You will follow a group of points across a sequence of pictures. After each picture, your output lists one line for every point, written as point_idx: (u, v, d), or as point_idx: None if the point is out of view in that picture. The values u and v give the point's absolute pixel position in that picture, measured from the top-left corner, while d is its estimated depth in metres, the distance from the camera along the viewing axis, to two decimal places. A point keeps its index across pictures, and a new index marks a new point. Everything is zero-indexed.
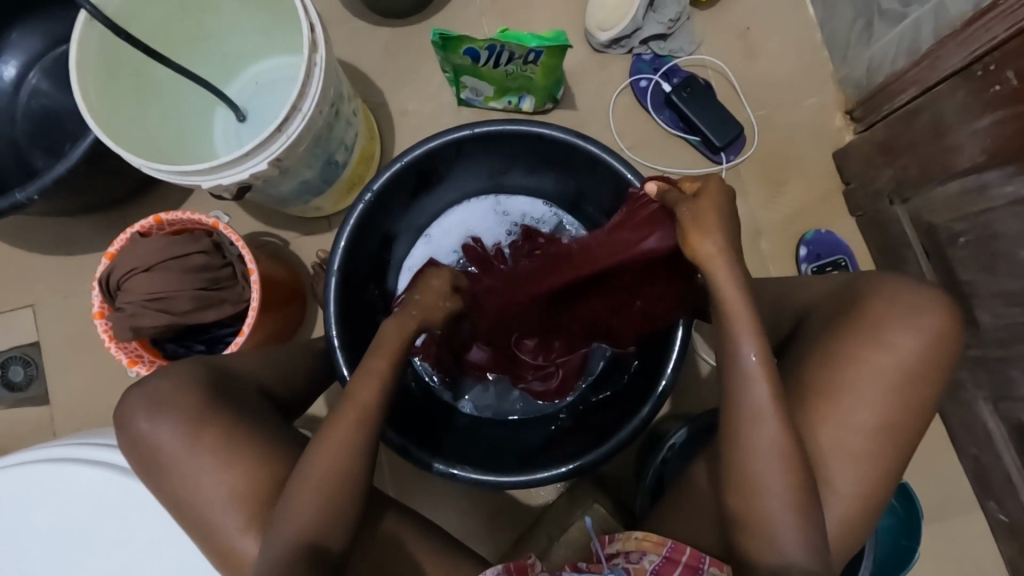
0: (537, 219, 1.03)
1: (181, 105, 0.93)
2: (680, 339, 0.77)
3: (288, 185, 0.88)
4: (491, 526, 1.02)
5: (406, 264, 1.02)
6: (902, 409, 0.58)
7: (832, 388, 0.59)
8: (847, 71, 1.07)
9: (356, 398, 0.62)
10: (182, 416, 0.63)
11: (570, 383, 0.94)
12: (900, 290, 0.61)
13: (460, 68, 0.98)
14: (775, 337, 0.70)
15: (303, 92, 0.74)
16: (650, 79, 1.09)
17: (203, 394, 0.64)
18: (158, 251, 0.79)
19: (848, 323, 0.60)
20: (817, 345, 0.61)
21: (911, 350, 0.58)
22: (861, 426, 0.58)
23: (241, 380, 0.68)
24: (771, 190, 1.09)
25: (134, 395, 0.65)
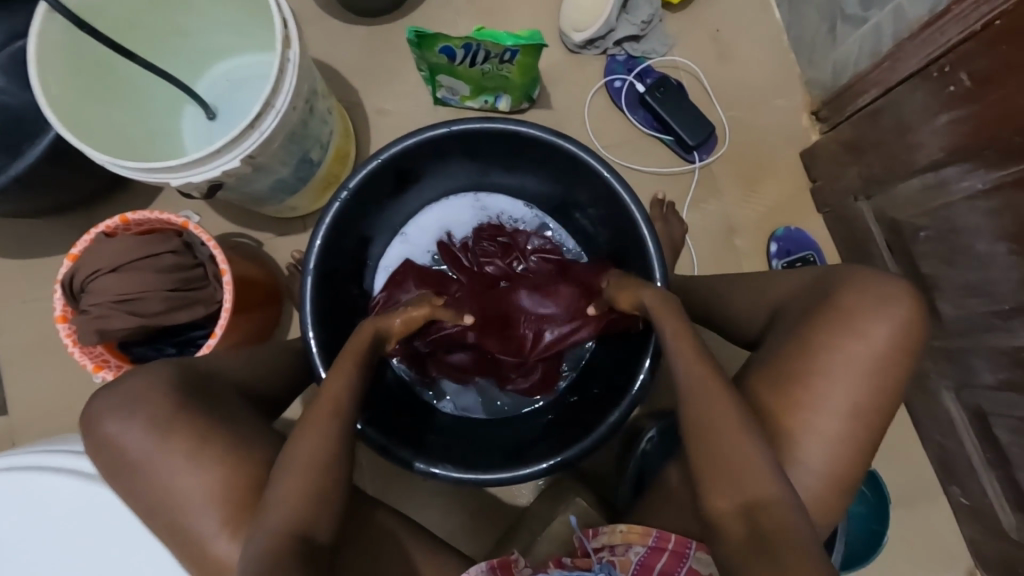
0: (517, 218, 1.03)
1: (147, 101, 0.90)
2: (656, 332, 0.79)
3: (261, 183, 0.86)
4: (474, 525, 1.01)
5: (382, 264, 1.01)
6: (875, 399, 0.60)
7: (809, 376, 0.61)
8: (813, 73, 1.11)
9: (324, 397, 0.65)
10: (152, 422, 0.61)
11: (551, 378, 0.95)
12: (871, 282, 0.63)
13: (437, 67, 0.98)
14: (750, 329, 0.72)
15: (276, 87, 0.73)
16: (624, 79, 1.11)
17: (174, 399, 0.61)
18: (124, 252, 0.76)
19: (819, 315, 0.62)
20: (792, 334, 0.63)
21: (883, 338, 0.60)
22: (836, 411, 0.60)
23: (215, 384, 0.66)
24: (742, 188, 1.12)
25: (102, 399, 0.63)
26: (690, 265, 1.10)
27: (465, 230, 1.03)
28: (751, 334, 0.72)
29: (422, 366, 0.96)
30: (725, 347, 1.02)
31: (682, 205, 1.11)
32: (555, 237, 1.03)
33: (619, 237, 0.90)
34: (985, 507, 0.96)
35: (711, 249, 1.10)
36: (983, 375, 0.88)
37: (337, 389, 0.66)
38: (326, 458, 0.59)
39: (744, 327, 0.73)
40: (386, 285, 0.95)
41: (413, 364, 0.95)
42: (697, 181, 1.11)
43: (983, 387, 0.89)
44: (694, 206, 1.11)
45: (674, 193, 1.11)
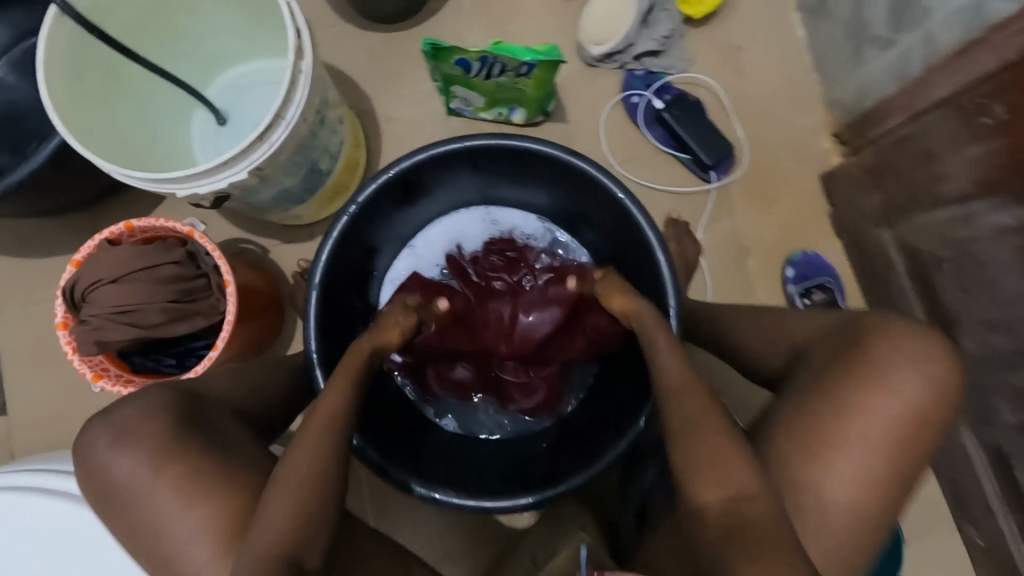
0: (528, 233, 1.00)
1: (155, 105, 0.89)
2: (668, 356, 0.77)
3: (268, 193, 0.84)
4: (473, 548, 0.99)
5: (388, 276, 0.99)
6: (901, 452, 0.56)
7: (834, 427, 0.57)
8: (835, 94, 1.08)
9: (316, 416, 0.61)
10: (145, 450, 0.59)
11: (556, 399, 0.92)
12: (905, 333, 0.59)
13: (451, 78, 0.96)
14: (770, 363, 0.69)
15: (287, 99, 0.71)
16: (642, 95, 1.09)
17: (167, 430, 0.59)
18: (127, 261, 0.75)
19: (843, 357, 0.59)
20: (811, 375, 0.61)
21: (917, 395, 0.56)
22: (860, 462, 0.56)
23: (213, 404, 0.65)
24: (759, 209, 1.09)
25: (97, 425, 0.61)
26: (703, 289, 1.06)
27: (474, 243, 1.01)
28: (768, 370, 0.70)
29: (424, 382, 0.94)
30: (735, 376, 1.00)
31: (696, 225, 1.08)
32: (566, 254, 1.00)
33: (631, 259, 0.88)
34: (1002, 550, 0.92)
35: (725, 271, 1.07)
36: (1005, 415, 0.85)
37: (330, 407, 0.61)
38: (319, 488, 0.57)
39: (761, 363, 0.70)
40: None
41: (415, 378, 0.94)
42: (713, 201, 1.09)
43: (1004, 427, 0.86)
44: (709, 226, 1.08)
45: (688, 212, 1.08)
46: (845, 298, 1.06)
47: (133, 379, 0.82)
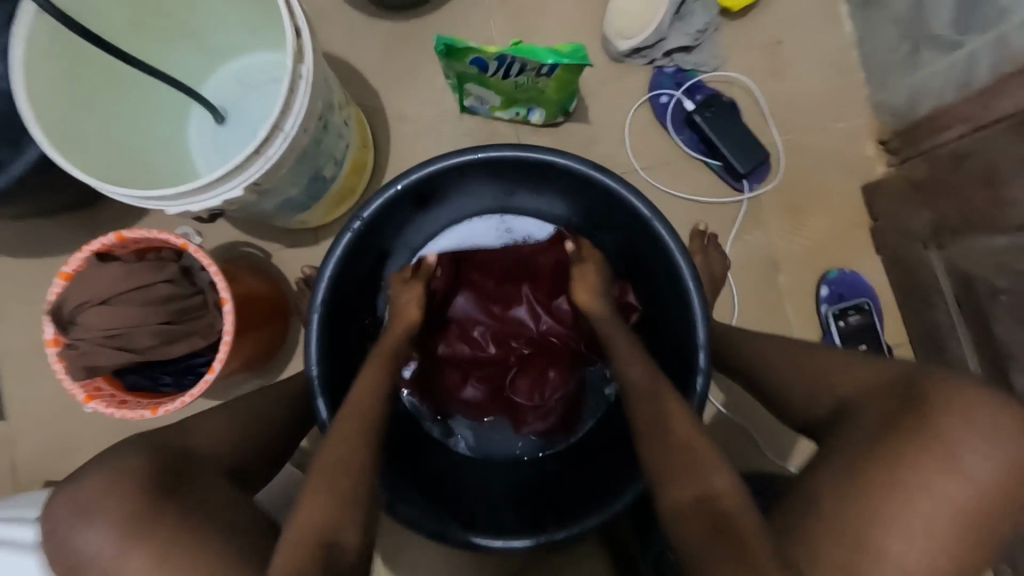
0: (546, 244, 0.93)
1: (148, 104, 0.82)
2: (699, 387, 0.71)
3: (269, 204, 0.78)
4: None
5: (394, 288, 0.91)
6: (969, 542, 0.49)
7: (896, 508, 0.49)
8: (884, 97, 0.99)
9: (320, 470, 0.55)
10: (114, 530, 0.50)
11: (570, 419, 0.88)
12: (975, 403, 0.52)
13: (466, 75, 0.88)
14: (816, 413, 0.62)
15: (286, 109, 0.64)
16: (672, 95, 1.00)
17: (142, 501, 0.50)
18: (117, 282, 0.69)
19: (904, 419, 0.53)
20: (864, 433, 0.55)
21: (988, 476, 0.50)
22: (927, 550, 0.48)
23: (200, 465, 0.56)
24: (795, 221, 1.01)
25: (58, 500, 0.51)
26: (730, 310, 0.99)
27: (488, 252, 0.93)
28: (811, 421, 0.63)
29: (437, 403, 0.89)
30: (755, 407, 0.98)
31: (725, 237, 1.01)
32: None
33: (658, 283, 0.81)
34: None
35: (754, 288, 1.00)
36: None
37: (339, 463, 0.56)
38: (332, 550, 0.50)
39: (802, 412, 0.64)
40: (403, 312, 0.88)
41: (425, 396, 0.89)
42: (745, 212, 1.01)
43: None
44: (739, 239, 1.01)
45: (718, 223, 1.01)
46: (883, 322, 0.99)
47: (127, 400, 0.77)
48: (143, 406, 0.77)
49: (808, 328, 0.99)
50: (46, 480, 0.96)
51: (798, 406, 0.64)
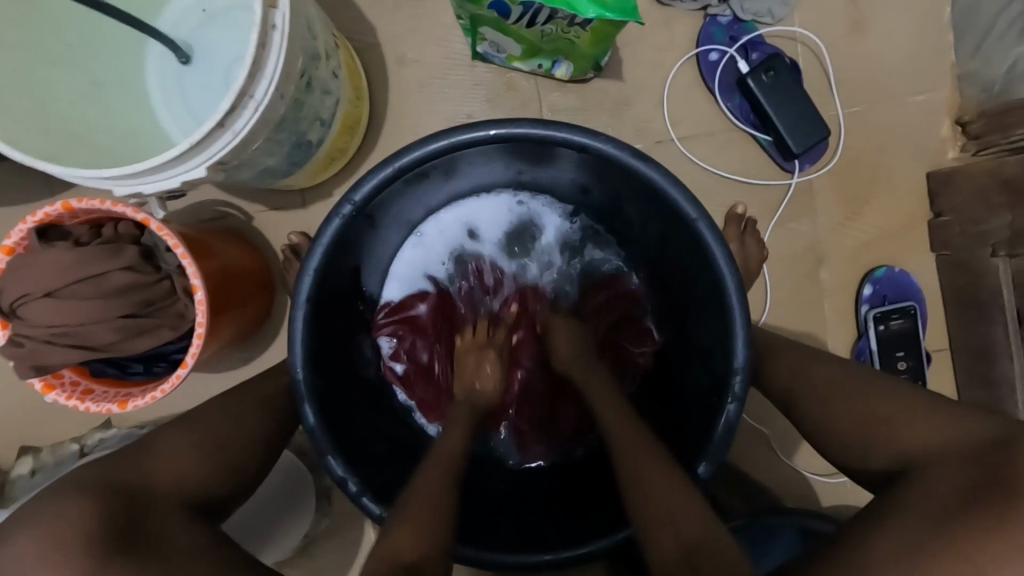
0: (563, 243, 0.82)
1: (92, 40, 0.68)
2: (729, 413, 0.63)
3: (242, 175, 0.66)
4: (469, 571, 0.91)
5: (390, 275, 0.81)
6: None
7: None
8: (972, 68, 0.86)
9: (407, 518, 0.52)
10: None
11: (578, 428, 0.80)
12: None
13: (482, 18, 0.72)
14: (875, 466, 0.55)
15: (255, 72, 0.52)
16: (724, 51, 0.85)
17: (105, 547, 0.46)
18: (68, 268, 0.60)
19: (989, 495, 0.45)
20: (936, 498, 0.47)
21: None
22: None
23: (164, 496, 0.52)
24: (847, 209, 0.89)
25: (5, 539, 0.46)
26: (761, 308, 0.90)
27: (500, 232, 0.82)
28: (870, 473, 0.56)
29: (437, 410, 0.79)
30: (774, 412, 0.91)
31: (764, 225, 0.89)
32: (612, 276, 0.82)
33: (692, 292, 0.70)
34: None
35: (790, 283, 0.90)
36: None
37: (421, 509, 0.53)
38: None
39: (858, 460, 0.57)
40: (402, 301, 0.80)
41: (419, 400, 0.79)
42: (792, 195, 0.89)
43: None
44: (782, 225, 0.89)
45: (760, 208, 0.89)
46: (926, 326, 0.90)
47: (93, 389, 0.68)
48: (110, 398, 0.68)
49: (846, 328, 0.90)
50: (22, 445, 0.89)
51: (852, 455, 0.58)
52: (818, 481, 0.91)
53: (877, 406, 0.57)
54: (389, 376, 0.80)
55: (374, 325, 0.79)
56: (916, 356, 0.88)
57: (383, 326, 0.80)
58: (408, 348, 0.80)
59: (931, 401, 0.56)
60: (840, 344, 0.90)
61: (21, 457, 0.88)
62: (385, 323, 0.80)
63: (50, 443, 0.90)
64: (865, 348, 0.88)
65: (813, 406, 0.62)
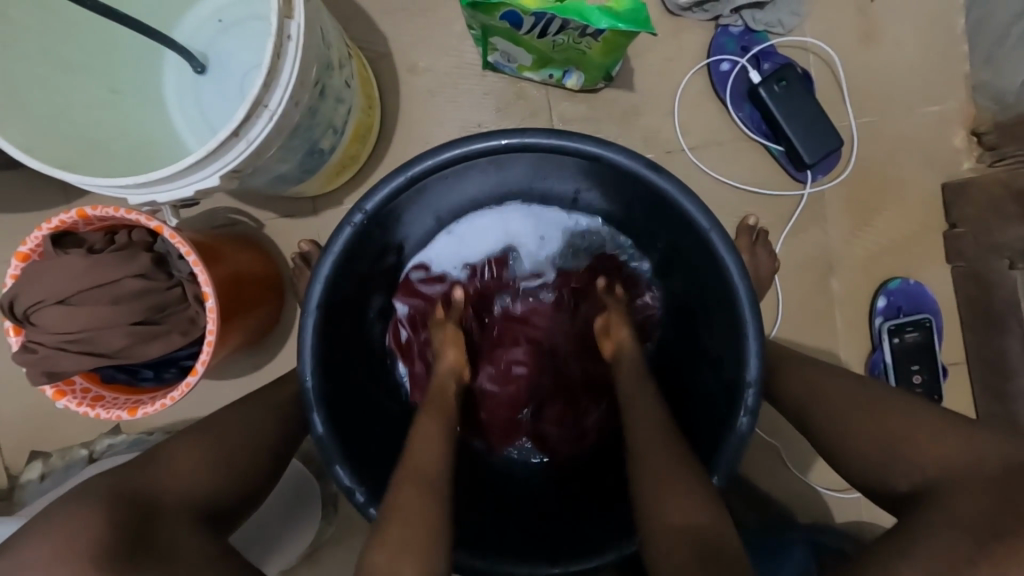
0: (590, 245, 0.81)
1: (111, 50, 0.69)
2: (741, 426, 0.62)
3: (256, 182, 0.66)
4: None
5: (417, 261, 0.80)
6: None
7: None
8: (987, 78, 0.85)
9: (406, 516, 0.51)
10: None
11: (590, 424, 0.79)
12: None
13: (493, 28, 0.72)
14: (893, 487, 0.55)
15: (270, 81, 0.52)
16: (735, 61, 0.85)
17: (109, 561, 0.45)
18: (80, 276, 0.60)
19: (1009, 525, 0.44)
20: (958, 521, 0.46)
21: None
22: None
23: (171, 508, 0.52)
24: (859, 219, 0.88)
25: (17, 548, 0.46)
26: (772, 319, 0.89)
27: (526, 230, 0.81)
28: (889, 495, 0.55)
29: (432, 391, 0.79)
30: (785, 424, 0.90)
31: (775, 235, 0.88)
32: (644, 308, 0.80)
33: (705, 299, 0.69)
34: None
35: (802, 293, 0.89)
36: None
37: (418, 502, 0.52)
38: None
39: (877, 481, 0.56)
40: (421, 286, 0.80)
41: (414, 371, 0.79)
42: (803, 205, 0.88)
43: None
44: (794, 235, 0.88)
45: (771, 218, 0.88)
46: (942, 339, 0.89)
47: (103, 396, 0.69)
48: (120, 405, 0.68)
49: (859, 340, 0.89)
50: (33, 450, 0.90)
51: (869, 474, 0.57)
52: (831, 496, 0.89)
53: (898, 428, 0.57)
54: (391, 341, 0.80)
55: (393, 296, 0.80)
56: (931, 369, 0.87)
57: (402, 293, 0.80)
58: (419, 323, 0.80)
59: (949, 423, 0.55)
60: (853, 356, 0.89)
61: (31, 462, 0.89)
62: (404, 293, 0.80)
63: (60, 447, 0.91)
64: (879, 361, 0.87)
65: (829, 420, 0.61)
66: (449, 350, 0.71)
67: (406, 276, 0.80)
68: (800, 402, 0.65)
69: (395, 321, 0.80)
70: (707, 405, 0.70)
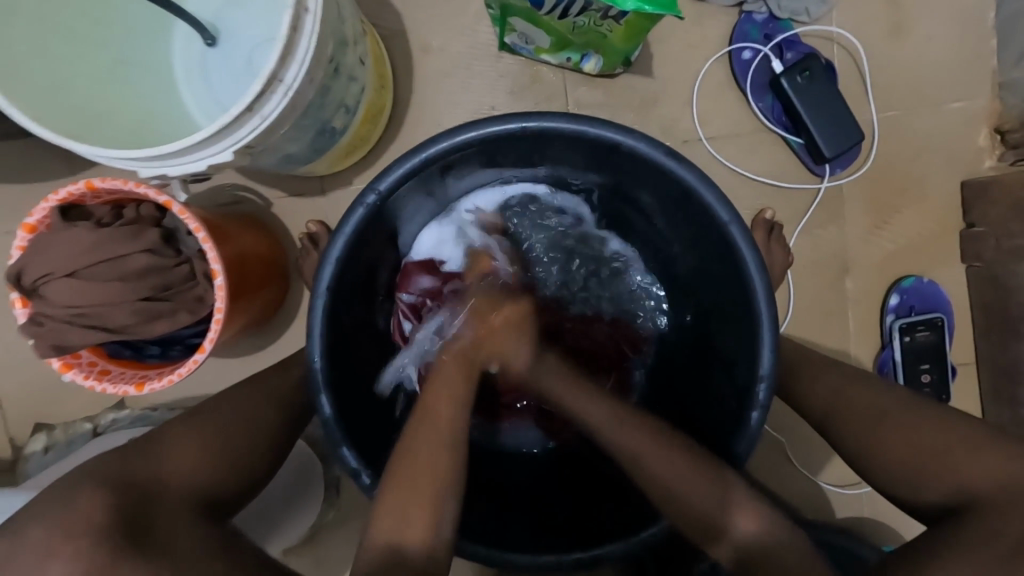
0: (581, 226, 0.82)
1: (120, 19, 0.67)
2: (752, 421, 0.62)
3: (265, 160, 0.65)
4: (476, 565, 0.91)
5: (412, 257, 0.79)
6: None
7: None
8: (1016, 74, 0.83)
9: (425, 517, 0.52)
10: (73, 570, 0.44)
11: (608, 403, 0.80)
12: None
13: (513, 8, 0.70)
14: (930, 498, 0.57)
15: (286, 56, 0.51)
16: (757, 50, 0.83)
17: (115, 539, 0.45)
18: (87, 248, 0.59)
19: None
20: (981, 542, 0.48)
21: None
22: None
23: (175, 487, 0.52)
24: (876, 215, 0.87)
25: (19, 525, 0.46)
26: (783, 315, 0.88)
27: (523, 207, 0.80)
28: (928, 507, 0.57)
29: None
30: (790, 418, 0.90)
31: (791, 229, 0.87)
32: (634, 280, 0.82)
33: (719, 296, 0.68)
34: None
35: (815, 289, 0.88)
36: None
37: (435, 484, 0.54)
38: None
39: (907, 490, 0.59)
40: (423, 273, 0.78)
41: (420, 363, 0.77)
42: (820, 200, 0.87)
43: None
44: (808, 231, 0.87)
45: (787, 212, 0.87)
46: (952, 340, 0.88)
47: (109, 370, 0.68)
48: (127, 380, 0.68)
49: (869, 338, 0.88)
50: (36, 423, 0.90)
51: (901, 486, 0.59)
52: (834, 491, 0.89)
53: (926, 438, 0.59)
54: (396, 334, 0.78)
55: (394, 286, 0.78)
56: (940, 369, 0.86)
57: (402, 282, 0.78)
58: (422, 310, 0.78)
59: (973, 431, 0.58)
60: (863, 354, 0.88)
61: (35, 433, 0.89)
62: (405, 283, 0.78)
63: (65, 419, 0.91)
64: (888, 359, 0.87)
65: (856, 428, 0.63)
66: (474, 321, 0.64)
67: (406, 266, 0.79)
68: (823, 408, 0.67)
69: (399, 315, 0.78)
70: (716, 395, 0.70)
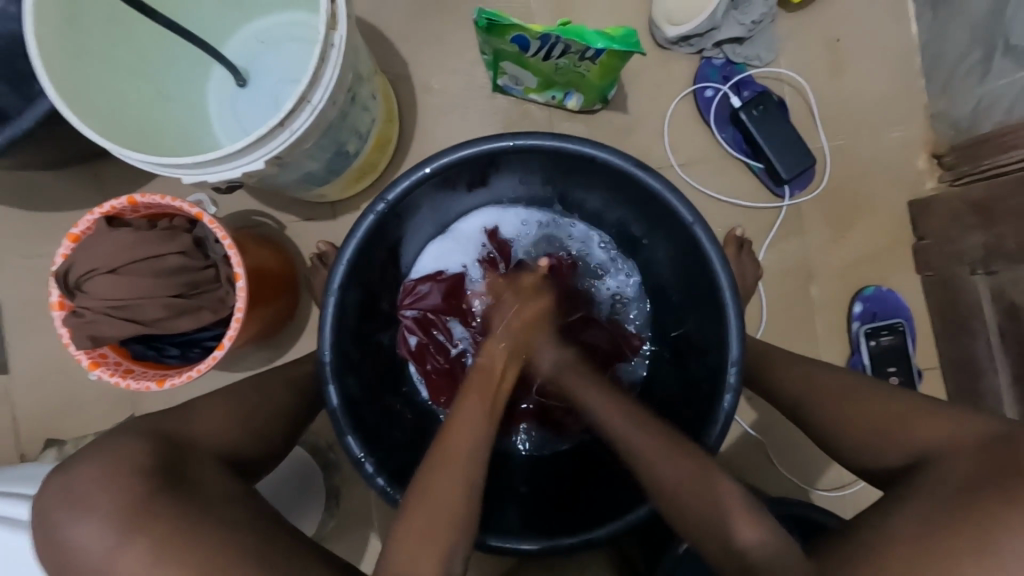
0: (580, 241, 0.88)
1: (168, 62, 0.78)
2: (726, 403, 0.67)
3: (286, 177, 0.74)
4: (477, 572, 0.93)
5: (412, 275, 0.86)
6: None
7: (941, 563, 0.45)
8: (944, 107, 0.95)
9: (432, 489, 0.56)
10: (107, 516, 0.49)
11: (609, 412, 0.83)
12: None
13: (503, 52, 0.82)
14: (887, 464, 0.60)
15: (313, 81, 0.61)
16: (718, 88, 0.95)
17: (147, 487, 0.50)
18: (126, 250, 0.67)
19: (1004, 486, 0.48)
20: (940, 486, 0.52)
21: None
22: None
23: (197, 452, 0.57)
24: (835, 231, 0.96)
25: (58, 483, 0.51)
26: (756, 322, 0.95)
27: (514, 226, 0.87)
28: (884, 472, 0.60)
29: (446, 384, 0.84)
30: (772, 421, 0.95)
31: (759, 243, 0.96)
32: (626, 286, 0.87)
33: (693, 292, 0.75)
34: None
35: (785, 299, 0.95)
36: None
37: (448, 483, 0.56)
38: (428, 537, 0.53)
39: (869, 460, 0.62)
40: (428, 283, 0.85)
41: (428, 372, 0.85)
42: (783, 217, 0.96)
43: None
44: (775, 246, 0.96)
45: (755, 229, 0.96)
46: (915, 344, 0.95)
47: (133, 369, 0.74)
48: (148, 377, 0.73)
49: (839, 343, 0.95)
50: (48, 438, 0.93)
51: (863, 454, 0.62)
52: (817, 492, 0.94)
53: (879, 408, 0.63)
54: (402, 349, 0.85)
55: (399, 301, 0.84)
56: (906, 371, 0.92)
57: (405, 299, 0.84)
58: (427, 324, 0.85)
59: (925, 401, 0.61)
60: (834, 358, 0.95)
61: (46, 449, 0.91)
62: (407, 301, 0.84)
63: (82, 429, 0.95)
64: (858, 363, 0.93)
65: (826, 416, 0.67)
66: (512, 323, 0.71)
67: (406, 285, 0.85)
68: (790, 400, 0.71)
69: (405, 330, 0.85)
70: (696, 383, 0.76)
